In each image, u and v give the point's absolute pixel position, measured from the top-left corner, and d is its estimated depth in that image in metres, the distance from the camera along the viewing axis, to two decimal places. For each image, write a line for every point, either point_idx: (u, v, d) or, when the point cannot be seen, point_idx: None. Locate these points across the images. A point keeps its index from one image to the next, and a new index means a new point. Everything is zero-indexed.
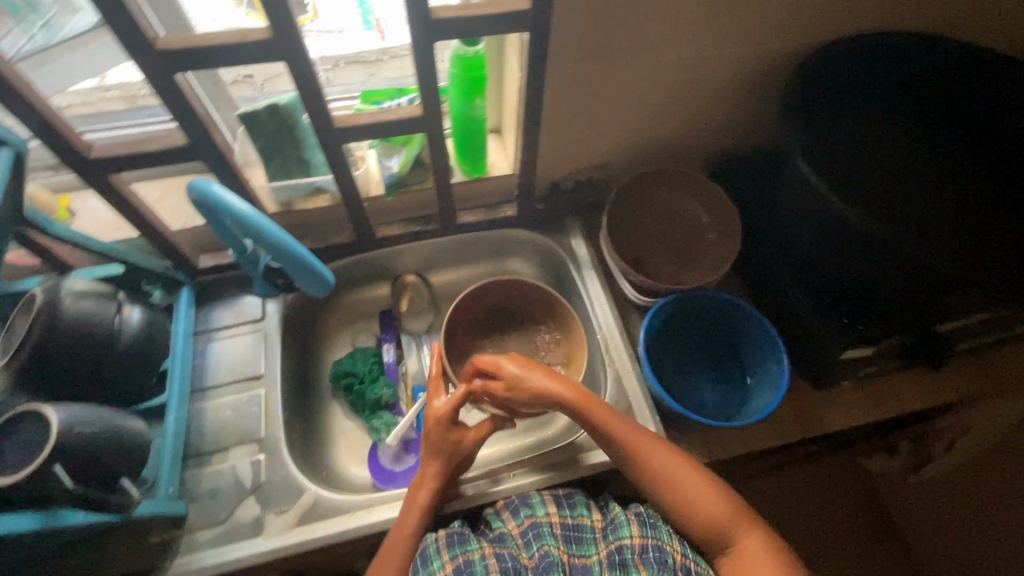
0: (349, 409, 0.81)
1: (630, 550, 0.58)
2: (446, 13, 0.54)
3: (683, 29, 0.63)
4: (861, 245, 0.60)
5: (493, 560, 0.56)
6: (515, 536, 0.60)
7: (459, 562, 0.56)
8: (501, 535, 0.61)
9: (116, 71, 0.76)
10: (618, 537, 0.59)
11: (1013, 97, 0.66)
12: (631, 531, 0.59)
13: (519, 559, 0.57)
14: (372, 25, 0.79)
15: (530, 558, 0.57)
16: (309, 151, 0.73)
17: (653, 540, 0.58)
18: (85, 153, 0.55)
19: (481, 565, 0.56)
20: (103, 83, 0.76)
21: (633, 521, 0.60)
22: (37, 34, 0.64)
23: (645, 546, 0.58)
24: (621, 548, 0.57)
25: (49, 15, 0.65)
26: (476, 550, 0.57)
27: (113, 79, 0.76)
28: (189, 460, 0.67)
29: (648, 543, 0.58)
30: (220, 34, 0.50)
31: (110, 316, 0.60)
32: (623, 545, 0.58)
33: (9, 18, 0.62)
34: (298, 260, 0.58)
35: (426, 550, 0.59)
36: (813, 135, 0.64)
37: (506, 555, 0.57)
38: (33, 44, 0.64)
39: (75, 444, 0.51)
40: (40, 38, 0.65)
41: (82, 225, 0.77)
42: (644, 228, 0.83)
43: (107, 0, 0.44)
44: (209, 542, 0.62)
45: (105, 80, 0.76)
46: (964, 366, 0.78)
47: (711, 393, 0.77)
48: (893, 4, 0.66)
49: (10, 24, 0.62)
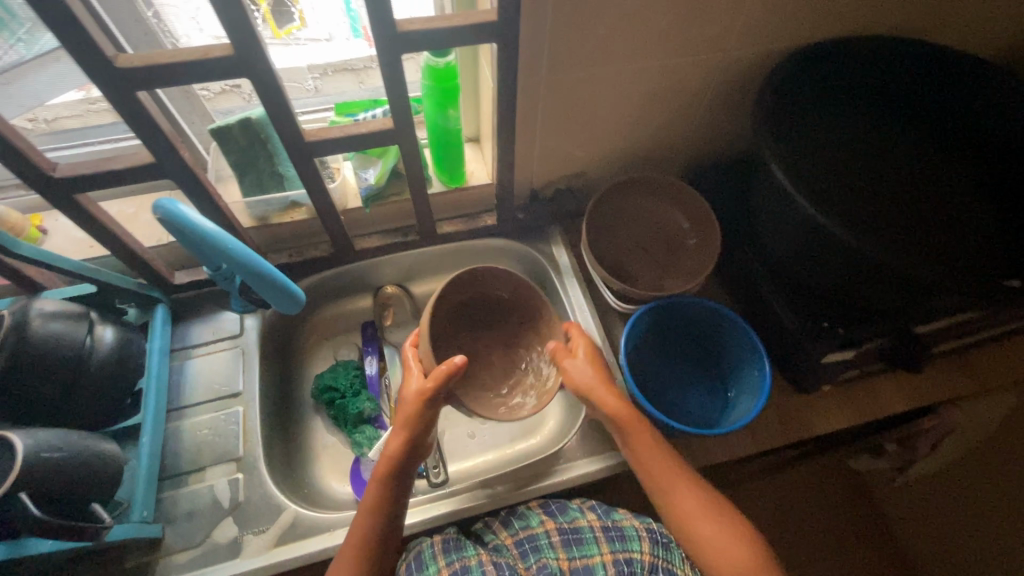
0: (331, 424, 0.80)
1: (638, 564, 0.58)
2: (413, 25, 0.53)
3: (653, 37, 0.63)
4: (836, 251, 0.59)
5: (490, 567, 0.58)
6: (511, 545, 0.61)
7: (455, 567, 0.58)
8: (496, 545, 0.62)
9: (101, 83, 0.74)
10: (627, 548, 0.60)
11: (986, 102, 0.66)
12: (641, 546, 0.60)
13: (515, 567, 0.59)
14: (361, 33, 0.79)
15: (526, 568, 0.59)
16: (282, 165, 0.73)
17: (664, 561, 0.60)
18: (49, 173, 0.54)
19: (478, 570, 0.57)
20: (88, 96, 0.75)
21: (644, 538, 0.61)
22: (16, 41, 0.63)
23: (654, 564, 0.59)
24: (630, 561, 0.58)
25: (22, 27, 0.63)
26: (473, 557, 0.59)
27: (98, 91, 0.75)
28: (165, 481, 0.66)
29: (658, 562, 0.59)
30: (181, 51, 0.50)
31: (81, 338, 0.59)
32: (633, 558, 0.59)
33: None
34: (259, 273, 0.57)
35: (422, 553, 0.61)
36: (786, 139, 0.64)
37: (503, 564, 0.58)
38: (15, 55, 0.64)
39: (39, 471, 0.49)
40: (20, 46, 0.64)
41: (53, 245, 0.75)
42: (625, 235, 0.82)
43: (62, 21, 0.43)
44: (185, 565, 0.61)
45: (90, 93, 0.75)
46: (946, 365, 0.78)
47: (694, 399, 0.76)
48: (863, 8, 0.67)
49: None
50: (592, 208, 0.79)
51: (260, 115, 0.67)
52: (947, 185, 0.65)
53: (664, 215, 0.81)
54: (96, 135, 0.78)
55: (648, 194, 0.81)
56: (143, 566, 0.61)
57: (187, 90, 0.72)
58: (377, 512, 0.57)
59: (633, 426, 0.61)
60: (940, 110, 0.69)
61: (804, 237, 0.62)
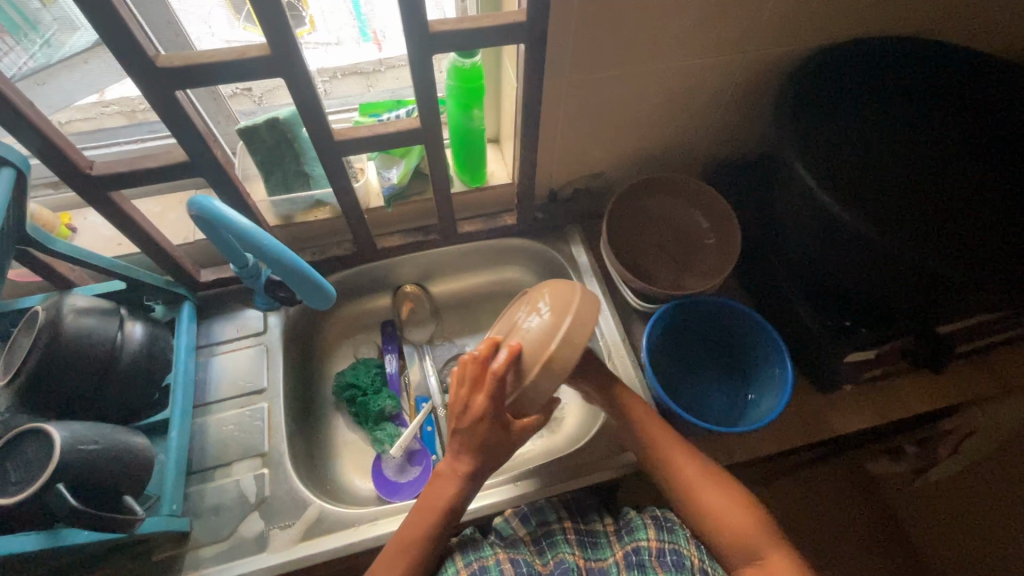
0: (352, 421, 0.80)
1: (647, 552, 0.60)
2: (443, 26, 0.54)
3: (677, 37, 0.64)
4: (851, 245, 0.60)
5: (507, 565, 0.58)
6: (530, 542, 0.61)
7: (474, 567, 0.58)
8: (514, 541, 0.61)
9: (116, 87, 0.76)
10: (634, 538, 0.61)
11: (1000, 103, 0.67)
12: (647, 534, 0.61)
13: (533, 565, 0.59)
14: (369, 37, 0.80)
15: (545, 565, 0.59)
16: (309, 165, 0.74)
17: (671, 543, 0.60)
18: (86, 171, 0.56)
19: (496, 569, 0.58)
20: (102, 98, 0.77)
21: (650, 525, 0.62)
22: (38, 51, 0.66)
23: (662, 549, 0.60)
24: (637, 549, 0.60)
25: (48, 33, 0.66)
26: (491, 555, 0.59)
27: (111, 94, 0.77)
28: (192, 476, 0.67)
29: (665, 547, 0.60)
30: (218, 51, 0.51)
31: (113, 333, 0.60)
32: (640, 547, 0.60)
33: (9, 36, 0.63)
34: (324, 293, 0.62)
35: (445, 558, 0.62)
36: (807, 138, 0.64)
37: (520, 560, 0.59)
38: (35, 62, 0.67)
39: (76, 461, 0.50)
40: (41, 55, 0.67)
41: (83, 242, 0.77)
42: (644, 237, 0.83)
43: (107, 22, 0.45)
44: (213, 559, 0.61)
45: (105, 96, 0.77)
46: (966, 366, 0.78)
47: (714, 399, 0.77)
48: (886, 6, 0.67)
49: (10, 41, 0.64)
50: (613, 209, 0.80)
51: (287, 115, 0.68)
52: (970, 189, 0.65)
53: (683, 216, 0.82)
54: (125, 135, 0.79)
55: (669, 195, 0.81)
56: (171, 559, 0.61)
57: (214, 91, 0.73)
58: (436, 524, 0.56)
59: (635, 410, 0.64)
60: (951, 110, 0.70)
61: (824, 232, 0.62)
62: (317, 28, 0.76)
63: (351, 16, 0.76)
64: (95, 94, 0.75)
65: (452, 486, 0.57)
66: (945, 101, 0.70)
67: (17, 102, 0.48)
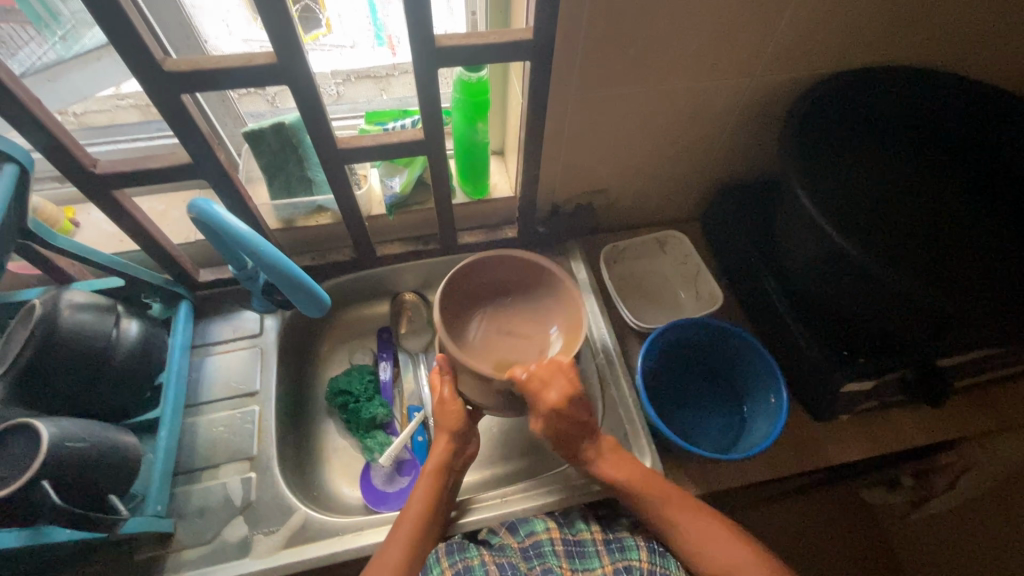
0: (343, 428, 0.80)
1: (638, 571, 0.59)
2: (450, 41, 0.54)
3: (682, 59, 0.64)
4: (851, 274, 0.59)
5: (492, 567, 0.59)
6: (516, 546, 0.62)
7: (458, 568, 0.59)
8: (502, 545, 0.62)
9: (131, 83, 0.78)
10: (626, 557, 0.60)
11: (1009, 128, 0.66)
12: (640, 555, 0.60)
13: (518, 566, 0.59)
14: (384, 41, 0.81)
15: (529, 570, 0.59)
16: (312, 170, 0.74)
17: (663, 566, 0.60)
18: (90, 169, 0.56)
19: (480, 570, 0.58)
20: (119, 92, 0.78)
21: (643, 547, 0.61)
22: (58, 43, 0.68)
23: (654, 571, 0.59)
24: (629, 568, 0.59)
25: (70, 27, 0.67)
26: (475, 557, 0.60)
27: (127, 88, 0.78)
28: (179, 477, 0.67)
29: (657, 569, 0.60)
30: (226, 57, 0.51)
31: (107, 330, 0.60)
32: (631, 566, 0.59)
33: (31, 27, 0.66)
34: (294, 281, 0.58)
35: (427, 560, 0.61)
36: (811, 164, 0.64)
37: (506, 564, 0.59)
38: (54, 53, 0.68)
39: (62, 458, 0.50)
40: (61, 47, 0.68)
41: (85, 237, 0.78)
42: (475, 302, 0.70)
43: (116, 26, 0.45)
44: (196, 562, 0.61)
45: (121, 90, 0.78)
46: (966, 401, 0.77)
47: (709, 424, 0.76)
48: (893, 38, 0.67)
49: (33, 31, 0.66)
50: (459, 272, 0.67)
51: (293, 120, 0.69)
52: (970, 216, 0.64)
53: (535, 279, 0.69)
54: (130, 133, 0.80)
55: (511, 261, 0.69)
56: (152, 561, 0.61)
57: (222, 94, 0.74)
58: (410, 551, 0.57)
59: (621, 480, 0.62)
60: (953, 136, 0.69)
61: (824, 258, 0.61)
62: (334, 31, 0.78)
63: (367, 19, 0.78)
64: (112, 88, 0.76)
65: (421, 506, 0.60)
66: (947, 130, 0.69)
67: (24, 99, 0.49)
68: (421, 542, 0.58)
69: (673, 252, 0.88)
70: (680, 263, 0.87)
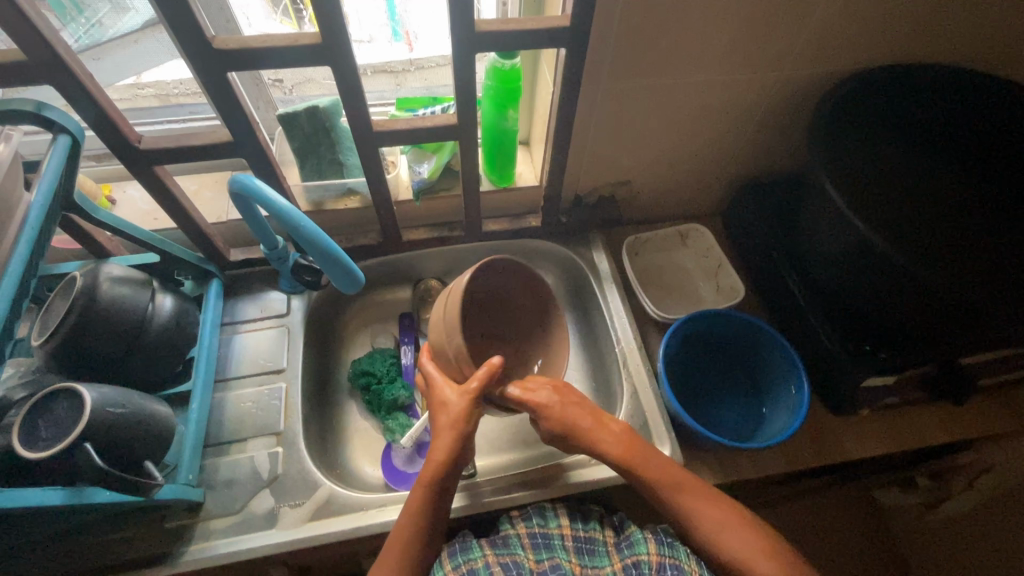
0: (365, 409, 0.81)
1: (647, 565, 0.59)
2: (489, 26, 0.55)
3: (715, 51, 0.65)
4: (876, 263, 0.59)
5: (497, 568, 0.58)
6: (523, 538, 0.62)
7: (462, 570, 0.58)
8: (505, 541, 0.62)
9: (151, 72, 0.81)
10: (635, 552, 0.60)
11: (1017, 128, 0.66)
12: (648, 548, 0.60)
13: (523, 564, 0.59)
14: (401, 36, 0.82)
15: (538, 564, 0.59)
16: (344, 154, 0.76)
17: (672, 558, 0.59)
18: (135, 144, 0.58)
19: (485, 571, 0.58)
20: (138, 81, 0.81)
21: (652, 540, 0.61)
22: (83, 36, 0.70)
23: (662, 564, 0.59)
24: (638, 564, 0.59)
25: (95, 17, 0.70)
26: (479, 558, 0.60)
27: (147, 77, 0.81)
28: (209, 449, 0.68)
29: (666, 561, 0.59)
30: (271, 37, 0.53)
31: (144, 303, 0.61)
32: (641, 561, 0.59)
33: (55, 16, 0.67)
34: (322, 252, 0.59)
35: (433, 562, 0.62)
36: (835, 155, 0.64)
37: (510, 564, 0.59)
38: (78, 44, 0.71)
39: (103, 423, 0.52)
40: (85, 39, 0.71)
41: (121, 213, 0.80)
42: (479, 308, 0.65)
43: (171, 3, 0.46)
44: (223, 531, 0.63)
45: (141, 79, 0.81)
46: (985, 400, 0.76)
47: (728, 415, 0.76)
48: (922, 35, 0.67)
49: (56, 22, 0.67)
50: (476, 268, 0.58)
51: (327, 104, 0.70)
52: (978, 211, 0.64)
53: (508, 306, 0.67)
54: (165, 115, 0.83)
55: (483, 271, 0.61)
56: (181, 529, 0.62)
57: (258, 77, 0.76)
58: (412, 548, 0.56)
59: (636, 458, 0.60)
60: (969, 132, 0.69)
61: (849, 246, 0.61)
62: (350, 27, 0.79)
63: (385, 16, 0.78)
64: (132, 77, 0.80)
65: (417, 497, 0.58)
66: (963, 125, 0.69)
67: (77, 72, 0.50)
68: (419, 549, 0.56)
69: (694, 245, 0.89)
70: (702, 256, 0.88)
